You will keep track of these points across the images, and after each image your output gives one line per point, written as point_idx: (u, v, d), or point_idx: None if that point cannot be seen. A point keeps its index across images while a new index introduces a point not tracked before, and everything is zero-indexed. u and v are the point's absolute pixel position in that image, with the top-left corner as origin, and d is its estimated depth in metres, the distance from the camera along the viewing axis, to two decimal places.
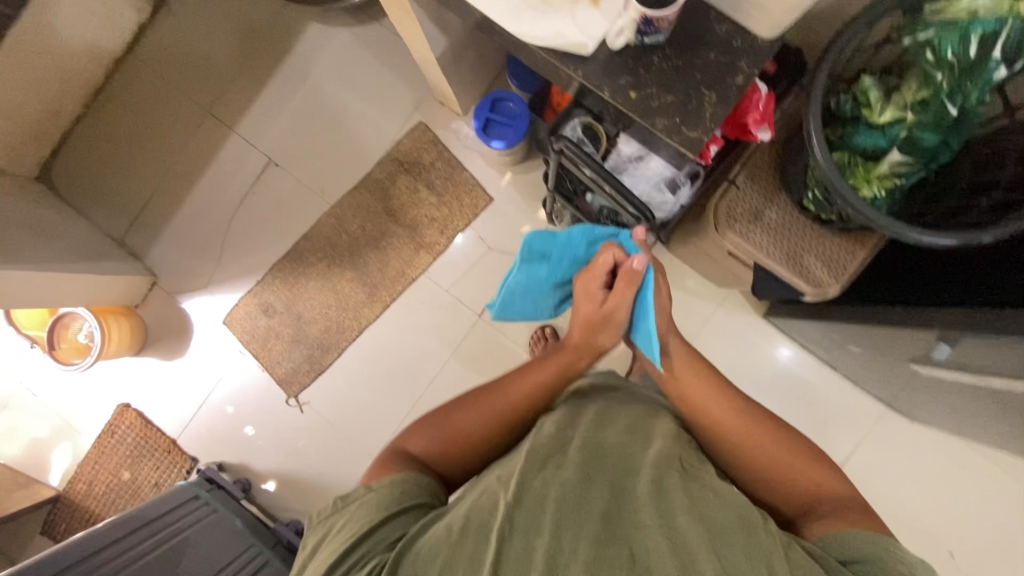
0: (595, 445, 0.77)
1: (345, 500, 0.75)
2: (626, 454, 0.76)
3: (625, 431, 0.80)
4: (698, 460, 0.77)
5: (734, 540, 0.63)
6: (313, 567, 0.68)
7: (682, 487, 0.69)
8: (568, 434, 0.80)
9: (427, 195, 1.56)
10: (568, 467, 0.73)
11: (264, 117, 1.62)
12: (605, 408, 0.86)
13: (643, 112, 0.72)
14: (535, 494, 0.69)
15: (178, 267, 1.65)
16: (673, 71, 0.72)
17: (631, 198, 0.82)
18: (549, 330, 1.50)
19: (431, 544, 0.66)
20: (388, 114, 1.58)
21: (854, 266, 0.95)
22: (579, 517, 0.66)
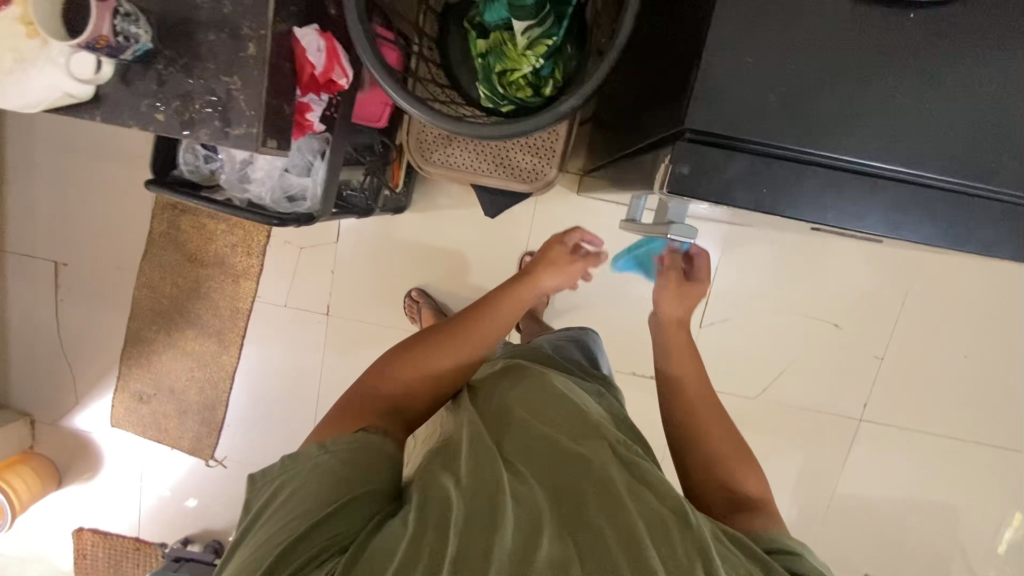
0: (538, 442, 0.68)
1: (299, 463, 0.63)
2: (566, 444, 0.67)
3: (567, 417, 0.71)
4: (636, 446, 0.70)
5: (678, 532, 0.57)
6: (258, 541, 0.57)
7: (628, 483, 0.62)
8: (506, 431, 0.70)
9: (215, 226, 1.48)
10: (519, 471, 0.64)
11: (25, 223, 1.52)
12: (542, 393, 0.76)
13: (181, 127, 0.64)
14: (487, 486, 0.60)
15: (45, 397, 1.64)
16: (185, 72, 0.64)
17: (254, 214, 0.76)
18: (418, 291, 1.47)
19: (386, 543, 0.54)
20: (134, 164, 1.46)
21: (561, 142, 0.90)
22: (535, 519, 0.57)
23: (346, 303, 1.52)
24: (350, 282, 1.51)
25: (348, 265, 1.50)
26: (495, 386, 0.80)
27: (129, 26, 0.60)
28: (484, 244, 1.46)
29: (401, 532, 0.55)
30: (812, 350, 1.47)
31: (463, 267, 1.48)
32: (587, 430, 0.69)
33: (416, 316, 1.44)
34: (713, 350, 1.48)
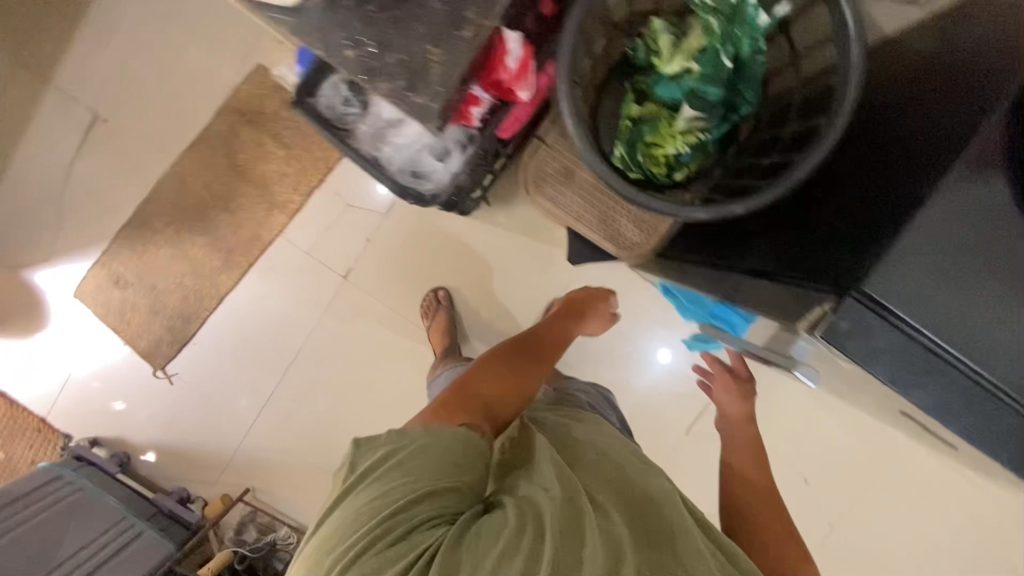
0: (615, 487, 0.70)
1: (406, 436, 0.65)
2: (638, 493, 0.69)
3: (643, 476, 0.74)
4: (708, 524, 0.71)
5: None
6: (366, 500, 0.59)
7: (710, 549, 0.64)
8: (584, 464, 0.74)
9: (275, 149, 1.43)
10: (602, 506, 0.64)
11: (82, 64, 1.42)
12: (618, 452, 0.79)
13: (362, 73, 0.62)
14: (578, 506, 0.62)
15: (14, 239, 1.50)
16: (392, 23, 0.61)
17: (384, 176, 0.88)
18: (442, 292, 1.45)
19: (489, 530, 0.57)
20: (221, 57, 1.40)
21: (666, 227, 0.89)
22: (624, 551, 0.58)
23: (367, 275, 1.48)
24: (379, 257, 1.47)
25: (386, 241, 1.47)
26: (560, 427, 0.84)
27: None
28: (522, 275, 1.46)
29: (503, 528, 0.57)
30: None
31: (493, 288, 1.47)
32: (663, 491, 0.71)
33: (430, 316, 1.43)
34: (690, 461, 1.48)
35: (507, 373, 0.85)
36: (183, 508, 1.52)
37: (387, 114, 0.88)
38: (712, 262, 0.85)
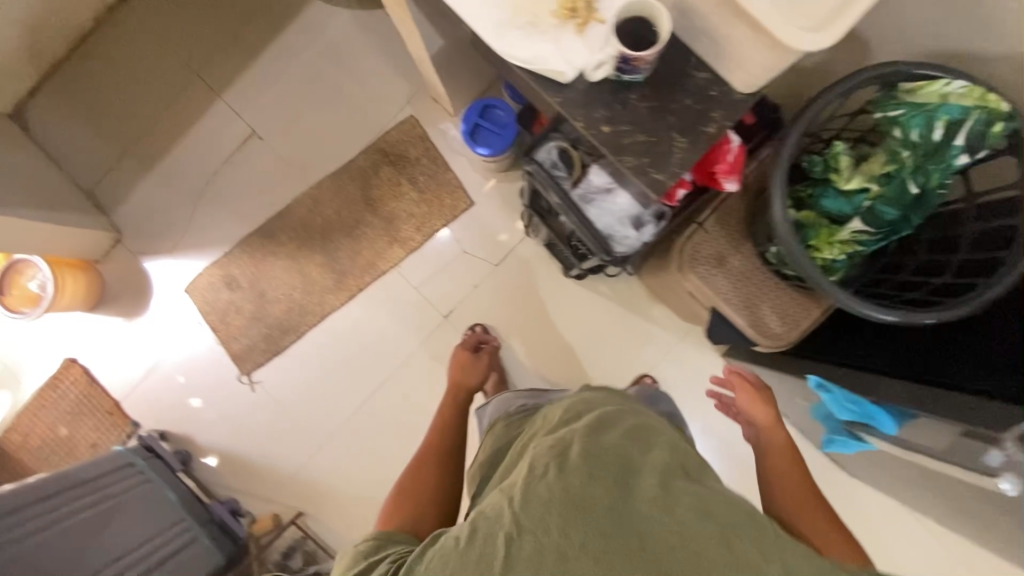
0: (597, 446, 0.66)
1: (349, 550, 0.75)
2: (626, 452, 0.65)
3: (627, 428, 0.72)
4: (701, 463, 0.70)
5: (739, 526, 0.58)
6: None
7: (693, 484, 0.62)
8: (568, 435, 0.70)
9: (408, 190, 1.55)
10: (570, 468, 0.63)
11: (254, 88, 1.57)
12: (607, 409, 0.77)
13: (614, 147, 0.71)
14: (540, 492, 0.61)
15: (145, 228, 1.59)
16: (648, 112, 0.71)
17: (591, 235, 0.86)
18: (479, 328, 1.50)
19: (439, 559, 0.60)
20: (379, 104, 1.56)
21: (808, 323, 0.96)
22: (586, 512, 0.58)
23: (465, 319, 1.54)
24: (480, 305, 1.54)
25: (489, 291, 1.54)
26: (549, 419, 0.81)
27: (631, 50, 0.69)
28: (613, 346, 1.51)
29: (453, 546, 0.61)
30: None
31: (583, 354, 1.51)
32: (643, 440, 0.69)
33: None
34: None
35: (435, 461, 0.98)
36: (234, 520, 1.49)
37: (599, 180, 0.87)
38: (846, 365, 0.92)
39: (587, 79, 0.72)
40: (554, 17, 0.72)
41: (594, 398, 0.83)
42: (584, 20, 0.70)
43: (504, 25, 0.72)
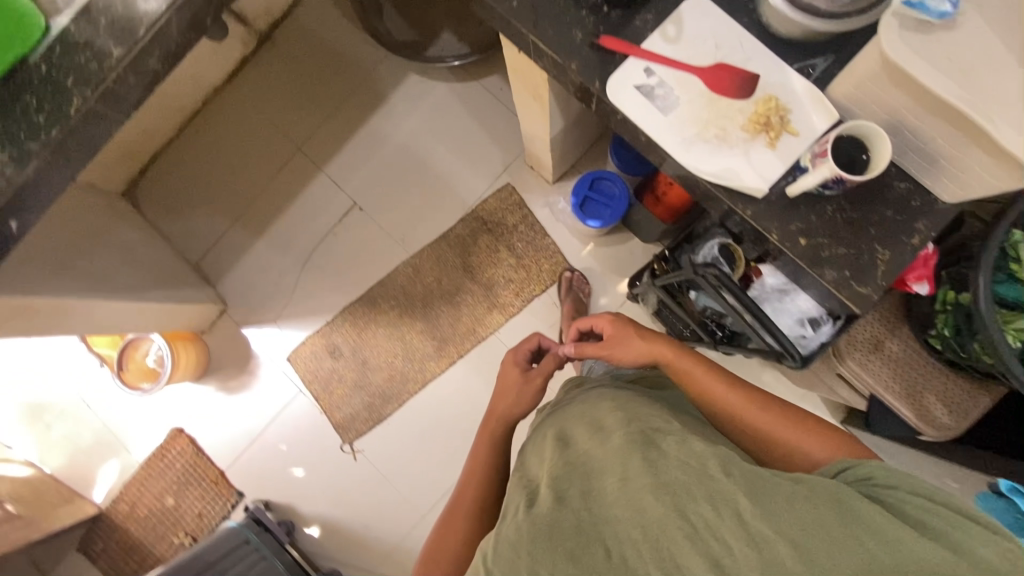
0: (560, 470, 0.70)
1: None
2: (587, 460, 0.69)
3: (589, 431, 0.74)
4: (659, 424, 0.71)
5: (692, 486, 0.59)
6: None
7: (645, 457, 0.64)
8: (540, 471, 0.74)
9: (507, 256, 1.56)
10: (536, 498, 0.68)
11: (355, 160, 1.62)
12: (575, 422, 0.80)
13: (811, 261, 0.69)
14: (508, 538, 0.64)
15: (250, 298, 1.63)
16: (847, 224, 0.69)
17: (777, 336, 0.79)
18: None
19: None
20: (477, 173, 1.58)
21: (977, 413, 0.92)
22: (552, 539, 0.61)
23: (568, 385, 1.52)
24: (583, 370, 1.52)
25: None
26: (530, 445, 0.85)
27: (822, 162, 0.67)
28: None
29: None
30: None
31: None
32: (598, 434, 0.72)
33: None
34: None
35: (451, 533, 0.89)
36: None
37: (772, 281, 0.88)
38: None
39: (783, 193, 0.70)
40: (743, 130, 0.71)
41: (570, 410, 0.85)
42: (778, 134, 0.70)
43: (691, 138, 0.72)
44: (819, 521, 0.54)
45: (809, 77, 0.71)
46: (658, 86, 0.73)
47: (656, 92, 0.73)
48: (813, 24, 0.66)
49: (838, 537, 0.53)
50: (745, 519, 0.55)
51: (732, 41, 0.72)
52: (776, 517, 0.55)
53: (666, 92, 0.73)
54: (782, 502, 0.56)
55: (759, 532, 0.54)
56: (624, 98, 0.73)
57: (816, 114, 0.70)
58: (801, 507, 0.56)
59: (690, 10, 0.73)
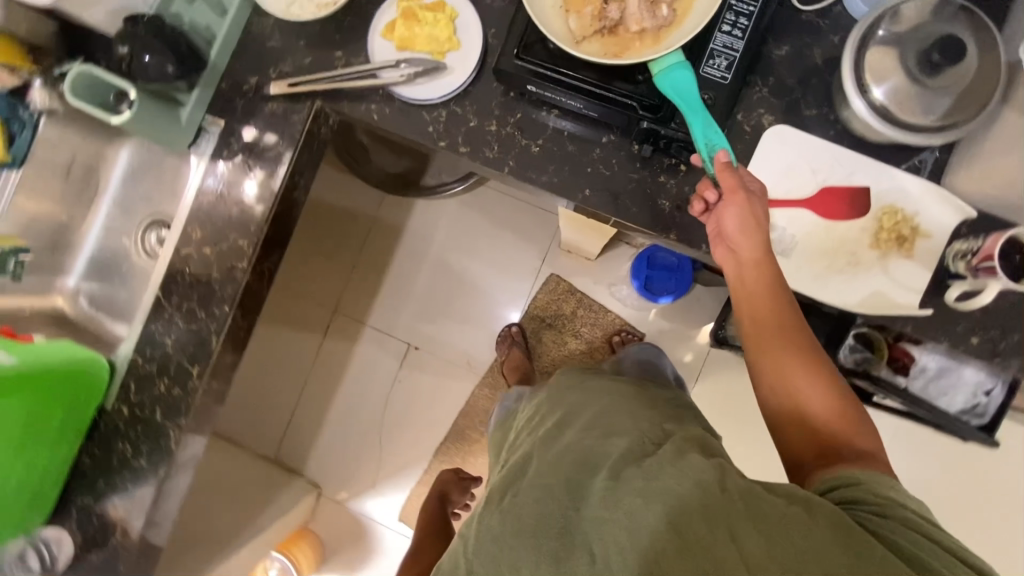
0: (553, 457, 0.66)
1: None
2: (584, 454, 0.64)
3: (588, 427, 0.68)
4: (662, 431, 0.64)
5: (694, 503, 0.53)
6: None
7: (640, 464, 0.59)
8: (532, 450, 0.71)
9: (576, 344, 1.53)
10: (523, 483, 0.66)
11: (393, 303, 1.57)
12: (572, 410, 0.74)
13: (989, 355, 0.66)
14: (493, 513, 0.65)
15: (340, 473, 1.59)
16: (1014, 309, 0.66)
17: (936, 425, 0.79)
18: None
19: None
20: (517, 274, 1.54)
21: None
22: (536, 533, 0.59)
23: None
24: None
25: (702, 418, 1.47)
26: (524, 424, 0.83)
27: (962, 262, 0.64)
28: None
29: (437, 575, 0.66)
30: None
31: None
32: (598, 432, 0.66)
33: None
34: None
35: None
36: None
37: (938, 362, 0.76)
38: None
39: (940, 301, 0.66)
40: (873, 247, 0.67)
41: (563, 396, 0.79)
42: (912, 244, 0.66)
43: (823, 272, 0.68)
44: (809, 552, 0.48)
45: (921, 173, 0.67)
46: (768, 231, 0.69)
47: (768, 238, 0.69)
48: (898, 135, 0.62)
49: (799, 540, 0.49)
50: (739, 538, 0.50)
51: (827, 163, 0.68)
52: (761, 543, 0.49)
53: (780, 234, 0.69)
54: (775, 528, 0.50)
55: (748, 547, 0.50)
56: None
57: (945, 211, 0.65)
58: (788, 525, 0.50)
59: (770, 145, 0.69)
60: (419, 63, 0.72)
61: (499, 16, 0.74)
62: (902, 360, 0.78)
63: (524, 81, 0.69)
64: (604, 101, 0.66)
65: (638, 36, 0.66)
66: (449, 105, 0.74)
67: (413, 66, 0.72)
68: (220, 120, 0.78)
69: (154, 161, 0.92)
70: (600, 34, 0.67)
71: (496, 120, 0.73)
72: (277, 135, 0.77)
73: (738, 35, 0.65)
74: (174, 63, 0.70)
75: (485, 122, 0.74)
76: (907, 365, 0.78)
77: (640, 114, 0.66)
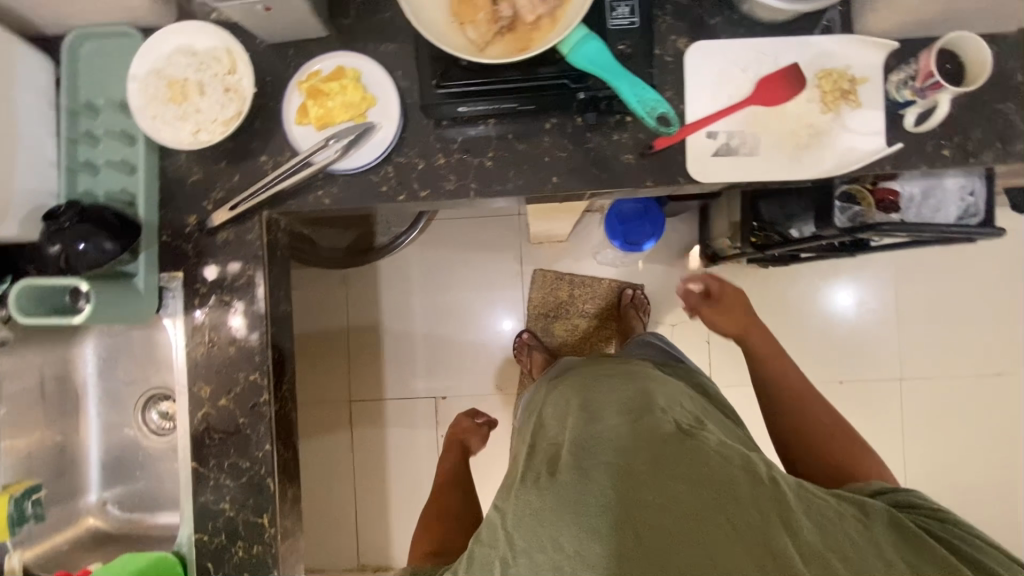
0: (589, 437, 0.77)
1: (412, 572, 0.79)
2: (621, 438, 0.76)
3: (620, 416, 0.81)
4: (693, 423, 0.80)
5: (748, 493, 0.67)
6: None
7: (684, 450, 0.73)
8: (564, 434, 0.82)
9: (587, 322, 1.54)
10: (560, 463, 0.76)
11: (401, 366, 1.54)
12: (595, 398, 0.86)
13: (965, 158, 0.70)
14: (533, 491, 0.74)
15: None
16: (963, 110, 0.70)
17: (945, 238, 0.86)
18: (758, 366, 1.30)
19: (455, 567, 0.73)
20: (503, 285, 1.54)
21: None
22: (580, 509, 0.69)
23: (730, 370, 1.51)
24: (729, 349, 1.51)
25: None
26: (546, 406, 0.95)
27: (894, 89, 0.69)
28: (854, 278, 1.49)
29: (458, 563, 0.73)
30: None
31: (838, 307, 1.49)
32: (632, 421, 0.79)
33: None
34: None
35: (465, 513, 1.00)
36: None
37: (920, 185, 0.83)
38: None
39: (902, 130, 0.70)
40: (824, 110, 0.70)
41: (578, 385, 0.92)
42: (856, 94, 0.70)
43: (794, 153, 0.71)
44: (860, 540, 0.65)
45: (832, 31, 0.71)
46: (730, 139, 0.71)
47: (731, 145, 0.71)
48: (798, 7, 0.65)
49: (851, 534, 0.65)
50: (791, 523, 0.65)
51: (751, 58, 0.71)
52: (810, 527, 0.65)
53: (740, 137, 0.71)
54: (825, 520, 0.66)
55: (795, 524, 0.65)
56: (717, 171, 0.71)
57: (867, 52, 0.70)
58: (834, 519, 0.67)
59: (696, 63, 0.71)
60: (346, 133, 0.71)
61: (399, 59, 0.74)
62: (891, 199, 0.84)
63: (453, 105, 0.69)
64: (535, 90, 0.67)
65: (536, 25, 0.62)
66: (392, 159, 0.73)
67: (343, 138, 0.70)
68: (178, 272, 0.75)
69: (123, 341, 0.88)
70: (500, 35, 0.63)
71: (441, 152, 0.73)
72: (240, 261, 0.74)
73: None
74: (111, 239, 0.67)
75: (432, 159, 0.73)
76: (896, 201, 0.84)
77: (575, 88, 0.67)
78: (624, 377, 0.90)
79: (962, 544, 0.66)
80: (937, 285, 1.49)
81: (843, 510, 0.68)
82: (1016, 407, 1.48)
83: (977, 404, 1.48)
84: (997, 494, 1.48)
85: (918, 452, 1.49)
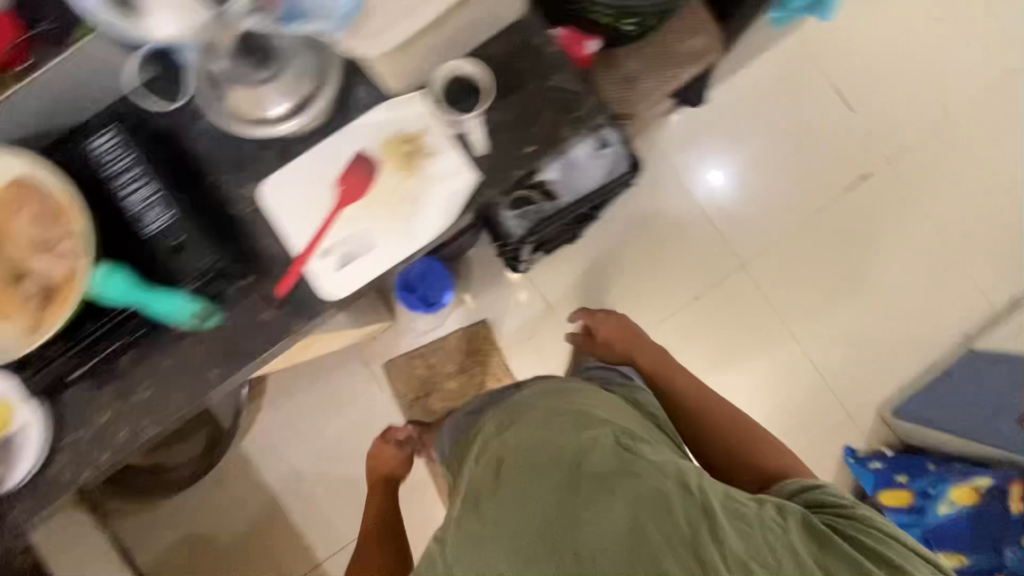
0: (531, 450, 0.74)
1: None
2: (562, 450, 0.72)
3: (569, 428, 0.76)
4: (639, 434, 0.76)
5: (678, 505, 0.63)
6: None
7: (624, 466, 0.68)
8: (510, 444, 0.79)
9: (456, 381, 1.52)
10: (501, 482, 0.73)
11: (319, 522, 1.50)
12: (545, 408, 0.82)
13: (549, 144, 0.72)
14: (475, 518, 0.71)
15: None
16: (520, 109, 0.72)
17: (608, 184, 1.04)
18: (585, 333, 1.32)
19: None
20: (364, 395, 1.51)
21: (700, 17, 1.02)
22: (517, 536, 0.66)
23: None
24: None
25: None
26: (506, 420, 0.90)
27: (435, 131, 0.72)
28: (653, 205, 1.52)
29: None
30: (944, 59, 1.54)
31: (656, 236, 1.52)
32: (579, 430, 0.75)
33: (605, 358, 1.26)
34: (878, 101, 1.53)
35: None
36: None
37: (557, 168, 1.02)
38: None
39: (478, 155, 0.72)
40: (408, 175, 0.71)
41: (529, 399, 0.87)
42: (421, 149, 0.71)
43: (406, 227, 0.71)
44: (779, 544, 0.62)
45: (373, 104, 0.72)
46: (343, 248, 0.71)
47: (349, 252, 0.71)
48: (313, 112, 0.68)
49: (770, 539, 0.62)
50: (719, 534, 0.61)
51: (318, 165, 0.71)
52: (736, 536, 0.61)
53: (350, 241, 0.71)
54: (749, 527, 0.63)
55: (721, 532, 0.61)
56: (346, 284, 0.71)
57: (408, 109, 0.71)
58: (759, 524, 0.63)
59: (273, 197, 0.71)
60: None
61: None
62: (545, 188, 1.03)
63: (64, 376, 0.69)
64: (116, 326, 0.68)
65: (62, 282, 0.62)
66: (59, 445, 0.71)
67: None
68: None
69: None
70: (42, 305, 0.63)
71: (100, 412, 0.71)
72: None
73: (148, 181, 0.66)
74: None
75: (95, 422, 0.71)
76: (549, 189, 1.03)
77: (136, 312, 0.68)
78: (576, 389, 0.85)
79: (883, 549, 0.63)
80: (724, 168, 1.53)
81: (761, 512, 0.65)
82: (849, 229, 1.53)
83: (818, 246, 1.53)
84: (882, 311, 1.52)
85: (797, 314, 1.52)
